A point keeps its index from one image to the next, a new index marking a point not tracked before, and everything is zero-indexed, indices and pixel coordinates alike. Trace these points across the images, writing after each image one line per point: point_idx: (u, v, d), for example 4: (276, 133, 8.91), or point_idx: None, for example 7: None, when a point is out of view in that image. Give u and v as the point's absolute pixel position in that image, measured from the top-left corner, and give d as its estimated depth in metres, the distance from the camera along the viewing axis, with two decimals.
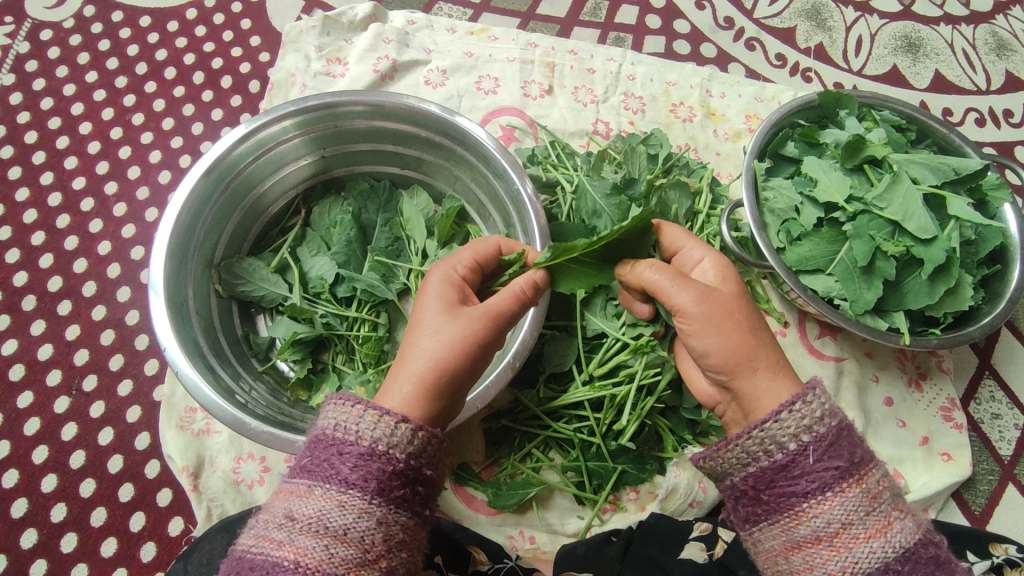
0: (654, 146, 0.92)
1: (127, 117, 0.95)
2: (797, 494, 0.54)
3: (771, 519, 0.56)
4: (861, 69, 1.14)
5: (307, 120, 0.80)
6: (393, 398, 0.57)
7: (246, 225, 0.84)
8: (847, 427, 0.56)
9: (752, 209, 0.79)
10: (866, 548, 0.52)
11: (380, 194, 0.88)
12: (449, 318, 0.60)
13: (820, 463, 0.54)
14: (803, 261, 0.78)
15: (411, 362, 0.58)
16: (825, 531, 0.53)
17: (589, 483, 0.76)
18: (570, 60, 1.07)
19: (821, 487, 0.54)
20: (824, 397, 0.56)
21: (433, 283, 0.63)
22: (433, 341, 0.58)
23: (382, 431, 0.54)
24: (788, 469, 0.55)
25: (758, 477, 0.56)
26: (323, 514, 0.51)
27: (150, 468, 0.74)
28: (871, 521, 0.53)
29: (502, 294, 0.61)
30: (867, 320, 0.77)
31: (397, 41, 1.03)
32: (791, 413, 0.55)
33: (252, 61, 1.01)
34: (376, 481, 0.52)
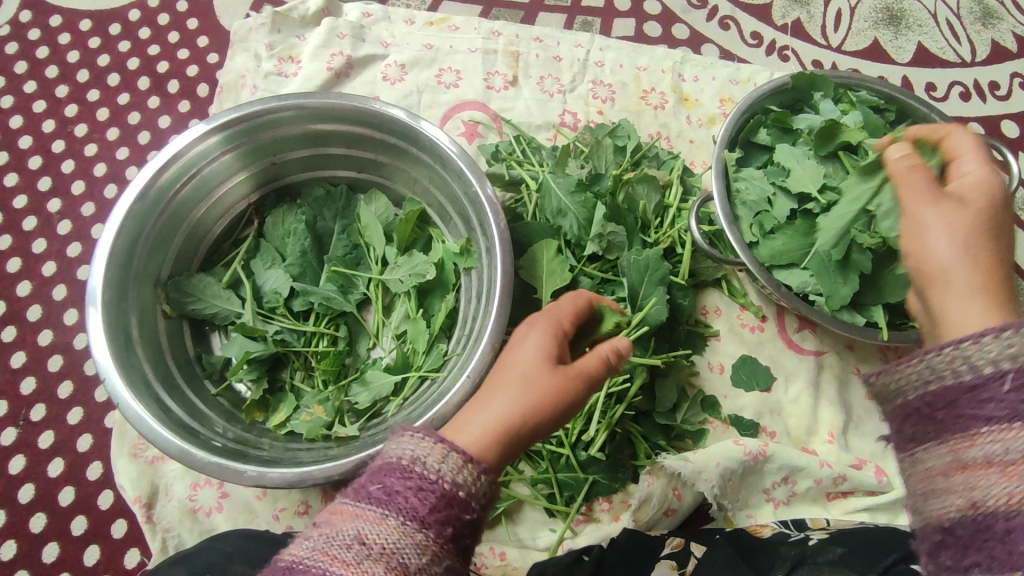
0: (622, 137, 0.88)
1: (70, 129, 0.90)
2: (980, 419, 0.45)
3: (942, 440, 0.47)
4: (841, 45, 1.09)
5: (252, 128, 0.76)
6: (461, 438, 0.51)
7: (195, 241, 0.80)
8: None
9: (721, 202, 0.76)
10: (979, 484, 0.45)
11: (337, 200, 0.84)
12: (535, 382, 0.53)
13: (1016, 393, 0.44)
14: (777, 256, 0.75)
15: (489, 405, 0.53)
16: (963, 447, 0.46)
17: (560, 495, 0.73)
18: (535, 48, 1.02)
19: (1011, 417, 0.44)
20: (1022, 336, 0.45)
21: (539, 327, 0.56)
22: (508, 402, 0.52)
23: (465, 477, 0.48)
24: (978, 393, 0.46)
25: (937, 398, 0.48)
26: (392, 549, 0.45)
27: (103, 499, 0.71)
28: (993, 447, 0.45)
29: (589, 356, 0.56)
30: (842, 316, 0.74)
31: (352, 35, 0.98)
32: (996, 339, 0.46)
33: (200, 63, 0.96)
34: (451, 526, 0.47)
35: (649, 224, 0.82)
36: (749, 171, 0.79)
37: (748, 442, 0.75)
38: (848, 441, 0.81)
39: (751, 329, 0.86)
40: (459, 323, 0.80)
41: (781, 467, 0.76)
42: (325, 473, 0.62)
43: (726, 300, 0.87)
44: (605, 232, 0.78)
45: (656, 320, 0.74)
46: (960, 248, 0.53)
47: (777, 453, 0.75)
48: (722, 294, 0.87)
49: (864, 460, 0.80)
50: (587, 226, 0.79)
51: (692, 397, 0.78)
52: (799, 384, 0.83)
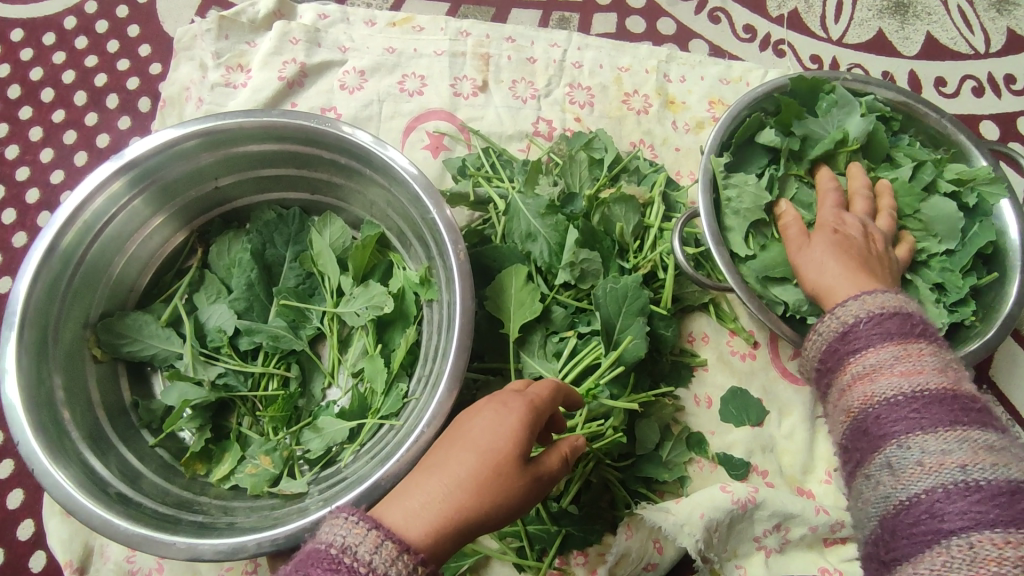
0: (599, 149, 0.80)
1: (0, 151, 0.84)
2: (851, 352, 0.56)
3: (835, 384, 0.58)
4: (842, 37, 1.00)
5: (186, 151, 0.68)
6: (401, 521, 0.46)
7: (130, 275, 0.73)
8: (896, 311, 0.56)
9: (708, 218, 0.68)
10: (881, 397, 0.53)
11: (290, 224, 0.76)
12: (503, 467, 0.48)
13: (870, 327, 0.55)
14: None
15: (440, 486, 0.47)
16: (867, 378, 0.54)
17: (530, 549, 0.67)
18: (507, 49, 0.94)
19: (869, 344, 0.55)
20: (865, 299, 0.57)
21: (514, 408, 0.50)
22: (465, 484, 0.47)
23: (397, 570, 0.43)
24: (847, 336, 0.57)
25: (825, 356, 0.59)
26: None
27: (34, 561, 0.66)
28: (904, 368, 0.53)
29: (552, 453, 0.52)
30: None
31: (306, 40, 0.90)
32: (856, 300, 0.57)
33: (141, 74, 0.88)
34: None
35: (627, 248, 0.75)
36: (739, 179, 0.71)
37: (736, 489, 0.69)
38: None
39: (742, 356, 0.79)
40: (421, 359, 0.74)
41: (772, 514, 0.69)
42: (259, 544, 0.56)
43: (715, 325, 0.79)
44: (578, 258, 0.70)
45: (634, 357, 0.67)
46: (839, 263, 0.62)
47: (768, 499, 0.69)
48: (710, 318, 0.80)
49: None
50: (559, 251, 0.72)
51: (677, 435, 0.72)
52: (794, 417, 0.76)
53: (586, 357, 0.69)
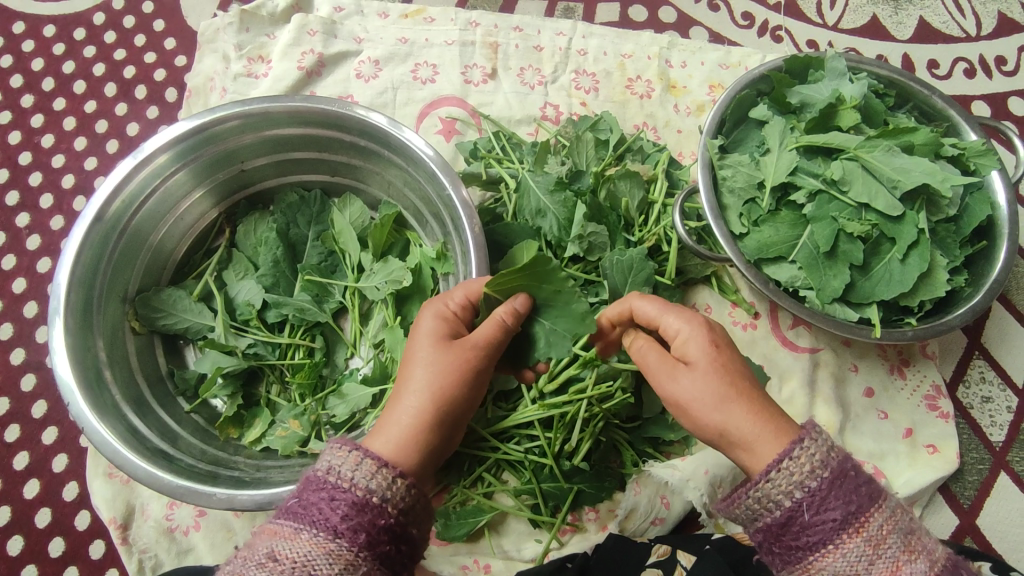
0: (604, 130, 0.84)
1: (36, 140, 0.88)
2: (804, 547, 0.49)
3: (788, 570, 0.51)
4: (837, 23, 1.04)
5: (217, 134, 0.73)
6: (382, 442, 0.52)
7: (163, 254, 0.78)
8: (843, 473, 0.49)
9: (707, 194, 0.72)
10: None
11: (312, 206, 0.81)
12: (437, 356, 0.55)
13: (818, 516, 0.49)
14: (764, 249, 0.72)
15: (404, 400, 0.54)
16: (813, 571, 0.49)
17: (544, 506, 0.71)
18: (515, 38, 0.98)
19: (825, 539, 0.48)
20: (814, 445, 0.50)
21: (429, 318, 0.59)
22: (418, 386, 0.54)
23: (379, 483, 0.47)
24: (790, 525, 0.49)
25: (766, 532, 0.51)
26: (308, 560, 0.44)
27: (80, 520, 0.70)
28: (881, 572, 0.47)
29: (486, 322, 0.56)
30: (836, 310, 0.71)
31: (323, 32, 0.94)
32: (780, 471, 0.50)
33: (167, 66, 0.93)
34: (365, 534, 0.46)
35: (633, 222, 0.79)
36: (735, 157, 0.75)
37: None
38: (846, 441, 0.78)
39: (743, 326, 0.83)
40: None
41: None
42: (293, 494, 0.59)
43: (717, 297, 0.84)
44: (586, 232, 0.75)
45: None
46: (741, 414, 0.52)
47: None
48: (712, 290, 0.84)
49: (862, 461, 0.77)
50: (567, 226, 0.75)
51: None
52: (793, 383, 0.80)
53: None
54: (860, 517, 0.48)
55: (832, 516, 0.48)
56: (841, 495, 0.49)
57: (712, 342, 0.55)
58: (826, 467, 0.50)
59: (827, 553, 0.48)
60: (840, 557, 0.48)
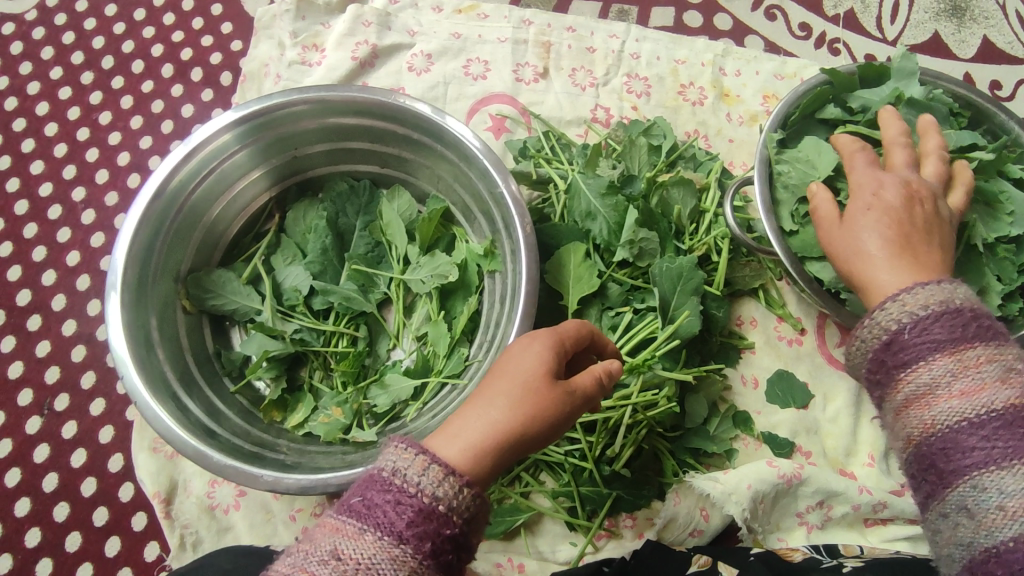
0: (658, 136, 0.83)
1: (94, 117, 0.88)
2: (904, 366, 0.53)
3: (887, 393, 0.55)
4: (897, 38, 1.02)
5: (274, 120, 0.74)
6: (445, 445, 0.50)
7: (215, 236, 0.79)
8: (952, 312, 0.53)
9: (760, 186, 0.73)
10: (943, 424, 0.51)
11: (361, 196, 0.82)
12: (538, 383, 0.52)
13: (918, 338, 0.53)
14: (808, 248, 0.72)
15: (486, 413, 0.51)
16: (924, 403, 0.52)
17: (581, 509, 0.71)
18: (568, 38, 0.98)
19: (921, 357, 0.52)
20: (933, 288, 0.54)
21: (543, 338, 0.55)
22: (506, 403, 0.51)
23: (446, 490, 0.47)
24: (893, 349, 0.54)
25: (877, 370, 0.56)
26: (370, 566, 0.44)
27: (123, 492, 0.72)
28: (962, 388, 0.50)
29: (586, 374, 0.54)
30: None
31: (378, 23, 0.95)
32: (892, 304, 0.55)
33: (223, 50, 0.93)
34: (431, 542, 0.45)
35: (684, 230, 0.78)
36: (794, 152, 0.74)
37: (782, 465, 0.71)
38: (891, 464, 0.77)
39: (789, 342, 0.82)
40: (482, 326, 0.78)
41: (816, 491, 0.72)
42: (340, 482, 0.60)
43: (763, 311, 0.83)
44: (636, 238, 0.74)
45: (688, 333, 0.71)
46: (883, 241, 0.60)
47: (813, 477, 0.72)
48: (758, 303, 0.83)
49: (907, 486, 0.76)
50: (617, 231, 0.75)
51: (724, 411, 0.75)
52: (839, 402, 0.79)
53: (643, 330, 0.73)
54: (931, 399, 0.52)
55: (934, 337, 0.52)
56: (925, 395, 0.52)
57: (909, 183, 0.63)
58: (942, 304, 0.53)
59: (917, 369, 0.52)
60: (928, 372, 0.52)
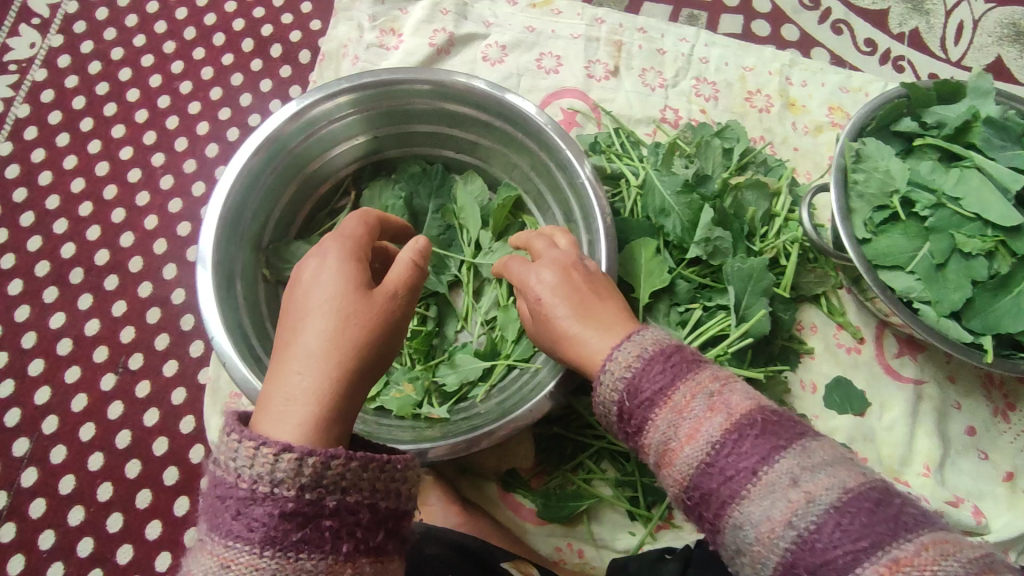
0: (731, 139, 0.84)
1: (175, 86, 0.90)
2: (642, 422, 0.52)
3: (641, 449, 0.53)
4: (960, 60, 1.03)
5: (359, 100, 0.75)
6: (276, 424, 0.46)
7: (294, 209, 0.81)
8: (666, 352, 0.53)
9: (837, 194, 0.73)
10: (689, 473, 0.49)
11: (433, 179, 0.83)
12: (338, 308, 0.50)
13: (640, 393, 0.52)
14: (884, 255, 0.73)
15: (290, 374, 0.48)
16: (669, 456, 0.50)
17: (643, 499, 0.72)
18: (639, 39, 0.99)
19: (648, 407, 0.51)
20: (633, 344, 0.54)
21: (329, 247, 0.54)
22: (321, 344, 0.49)
23: (261, 468, 0.43)
24: (627, 411, 0.53)
25: (621, 427, 0.54)
26: (248, 575, 0.42)
27: (194, 453, 0.74)
28: (688, 432, 0.49)
29: (396, 268, 0.54)
30: (951, 328, 0.71)
31: (455, 12, 0.96)
32: (608, 372, 0.54)
33: (303, 29, 0.95)
34: (263, 529, 0.42)
35: (757, 232, 0.80)
36: (871, 161, 0.74)
37: None
38: (944, 476, 0.79)
39: (847, 349, 0.83)
40: None
41: None
42: None
43: (824, 317, 0.84)
44: (712, 236, 0.75)
45: (760, 332, 0.73)
46: (559, 289, 0.60)
47: None
48: (819, 310, 0.84)
49: (961, 498, 0.78)
50: (691, 229, 0.76)
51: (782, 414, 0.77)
52: (895, 411, 0.80)
53: (714, 327, 0.74)
54: (671, 454, 0.50)
55: (647, 391, 0.51)
56: (686, 442, 0.49)
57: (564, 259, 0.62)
58: (657, 352, 0.53)
59: (651, 425, 0.51)
60: (658, 427, 0.51)
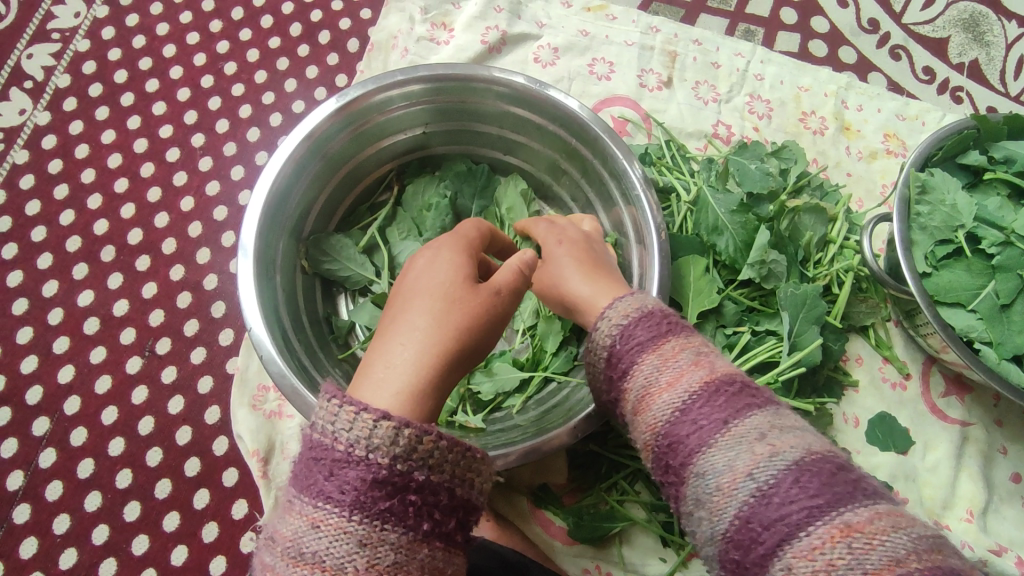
0: (787, 159, 0.81)
1: (219, 66, 0.88)
2: (624, 373, 0.52)
3: (621, 404, 0.52)
4: (1020, 94, 1.00)
5: (414, 92, 0.73)
6: (374, 391, 0.46)
7: (336, 199, 0.79)
8: (664, 312, 0.53)
9: (900, 224, 0.70)
10: (662, 420, 0.48)
11: (479, 179, 0.80)
12: (450, 295, 0.50)
13: (626, 343, 0.52)
14: (945, 291, 0.70)
15: (391, 349, 0.47)
16: (646, 403, 0.50)
17: (677, 525, 0.70)
18: (694, 51, 0.96)
19: (631, 360, 0.51)
20: (631, 301, 0.55)
21: (445, 243, 0.54)
22: (427, 326, 0.48)
23: (359, 432, 0.42)
24: (613, 360, 0.53)
25: (608, 384, 0.54)
26: (325, 539, 0.41)
27: (218, 445, 0.72)
28: (668, 378, 0.49)
29: (507, 270, 0.53)
30: (1013, 371, 0.68)
31: (509, 11, 0.93)
32: (602, 321, 0.55)
33: (353, 17, 0.93)
34: (353, 493, 0.41)
35: (812, 256, 0.78)
36: (939, 192, 0.71)
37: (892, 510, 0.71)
38: (987, 523, 0.76)
39: (893, 384, 0.80)
40: None
41: None
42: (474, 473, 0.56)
43: (870, 350, 0.81)
44: (766, 259, 0.72)
45: (812, 362, 0.70)
46: (571, 261, 0.62)
47: None
48: (866, 342, 0.81)
49: (1004, 547, 0.75)
50: (745, 249, 0.73)
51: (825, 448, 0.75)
52: (940, 453, 0.78)
53: (765, 353, 0.72)
54: (651, 398, 0.49)
55: (637, 340, 0.52)
56: (649, 397, 0.49)
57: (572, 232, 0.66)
58: (639, 311, 0.53)
59: (633, 372, 0.51)
60: (641, 373, 0.50)
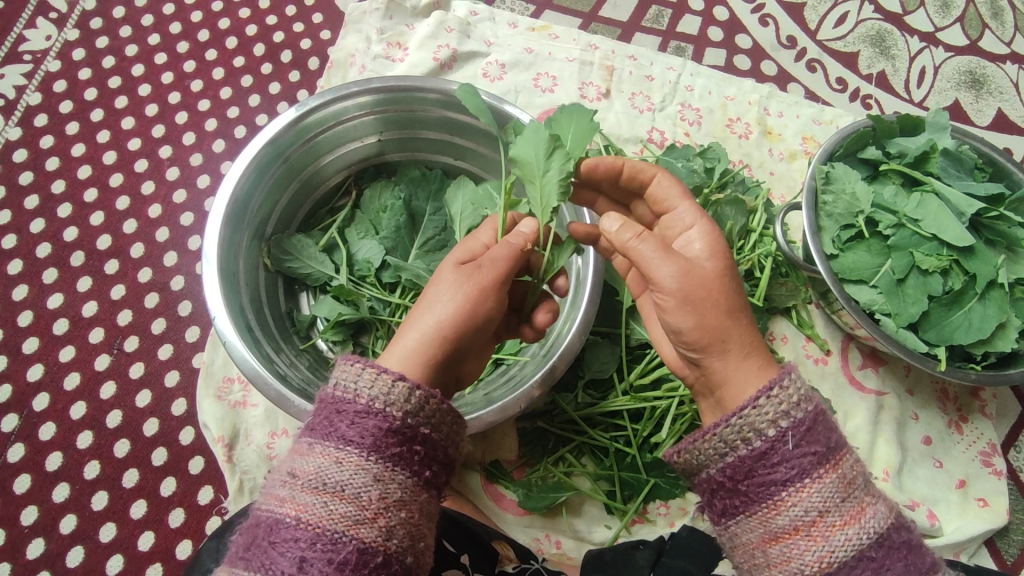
0: (712, 159, 0.89)
1: (186, 84, 0.94)
2: (776, 483, 0.52)
3: (750, 510, 0.53)
4: (922, 101, 1.12)
5: (368, 103, 0.80)
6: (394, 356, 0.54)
7: (297, 203, 0.85)
8: (822, 412, 0.53)
9: (807, 212, 0.79)
10: (836, 560, 0.50)
11: (431, 183, 0.85)
12: (452, 279, 0.55)
13: (798, 450, 0.52)
14: (848, 270, 0.79)
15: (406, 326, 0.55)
16: (808, 528, 0.51)
17: (620, 493, 0.75)
18: (630, 65, 1.06)
19: (800, 474, 0.51)
20: (800, 384, 0.53)
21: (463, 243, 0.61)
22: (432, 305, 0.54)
23: (380, 389, 0.49)
24: (767, 457, 0.52)
25: (735, 475, 0.53)
26: (342, 472, 0.48)
27: (184, 435, 0.75)
28: (847, 512, 0.51)
29: (501, 247, 0.56)
30: (909, 338, 0.77)
31: (459, 31, 1.01)
32: (768, 400, 0.52)
33: (313, 38, 1.00)
34: (372, 437, 0.48)
35: (734, 243, 0.86)
36: (843, 181, 0.80)
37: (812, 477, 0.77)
38: (902, 481, 0.84)
39: (815, 360, 0.88)
40: None
41: None
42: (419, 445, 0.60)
43: (794, 330, 0.89)
44: None
45: None
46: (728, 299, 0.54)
47: None
48: (790, 322, 0.89)
49: (917, 502, 0.82)
50: None
51: None
52: (858, 420, 0.85)
53: None
54: (821, 527, 0.51)
55: (813, 450, 0.51)
56: (803, 526, 0.51)
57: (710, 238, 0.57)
58: (808, 403, 0.53)
59: (803, 488, 0.51)
60: (813, 493, 0.51)
